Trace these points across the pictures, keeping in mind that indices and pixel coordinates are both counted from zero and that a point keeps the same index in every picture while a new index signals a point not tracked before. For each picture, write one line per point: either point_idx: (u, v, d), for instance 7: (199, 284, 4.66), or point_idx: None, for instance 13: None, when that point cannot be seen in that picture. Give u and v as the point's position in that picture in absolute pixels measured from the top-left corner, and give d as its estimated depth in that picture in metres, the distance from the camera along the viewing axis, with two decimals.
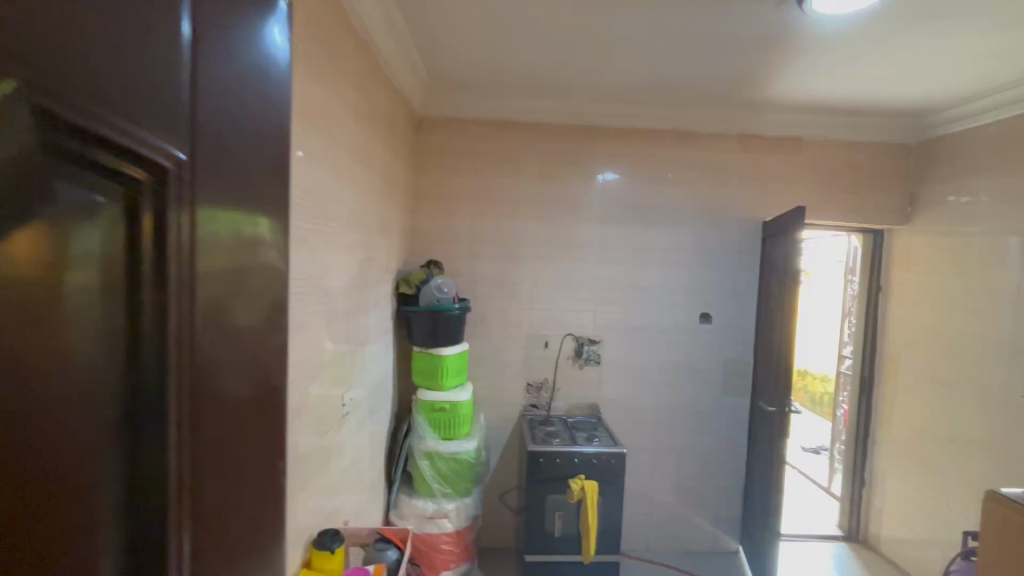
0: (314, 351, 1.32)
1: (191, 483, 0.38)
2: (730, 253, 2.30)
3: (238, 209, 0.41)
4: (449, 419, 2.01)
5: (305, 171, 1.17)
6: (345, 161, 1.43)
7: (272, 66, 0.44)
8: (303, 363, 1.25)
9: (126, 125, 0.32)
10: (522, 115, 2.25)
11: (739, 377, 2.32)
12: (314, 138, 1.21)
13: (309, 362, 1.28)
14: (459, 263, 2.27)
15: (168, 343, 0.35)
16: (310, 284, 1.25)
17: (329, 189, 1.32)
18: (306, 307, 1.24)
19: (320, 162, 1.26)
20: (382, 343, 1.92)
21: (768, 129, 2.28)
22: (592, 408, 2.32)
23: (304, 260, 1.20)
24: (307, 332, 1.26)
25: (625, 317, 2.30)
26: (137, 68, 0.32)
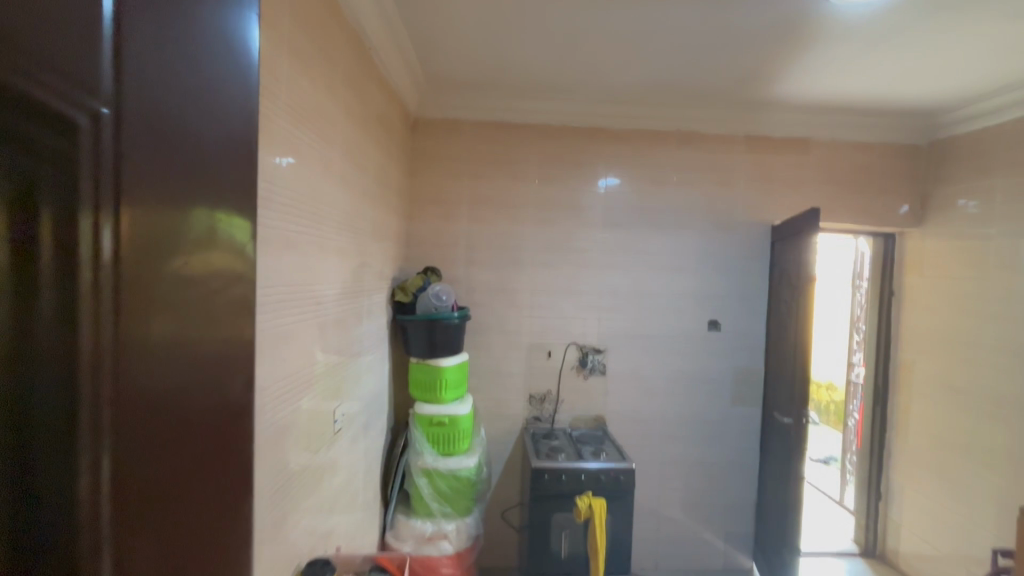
0: (305, 365, 1.23)
1: (105, 412, 0.49)
2: (738, 258, 2.22)
3: (183, 194, 0.52)
4: (448, 434, 1.90)
5: (294, 169, 1.08)
6: (337, 161, 1.35)
7: (230, 70, 0.56)
8: (294, 377, 1.16)
9: (49, 110, 0.47)
10: (522, 116, 2.18)
11: (749, 387, 2.24)
12: (304, 133, 1.13)
13: (299, 377, 1.19)
14: (458, 270, 2.18)
15: (88, 293, 0.48)
16: (300, 292, 1.15)
17: (320, 190, 1.24)
18: (296, 317, 1.15)
19: (311, 160, 1.18)
20: (378, 354, 1.83)
21: (775, 129, 2.22)
22: (598, 420, 2.22)
23: (292, 266, 1.11)
24: (298, 345, 1.16)
25: (630, 325, 2.22)
26: (62, 66, 0.47)
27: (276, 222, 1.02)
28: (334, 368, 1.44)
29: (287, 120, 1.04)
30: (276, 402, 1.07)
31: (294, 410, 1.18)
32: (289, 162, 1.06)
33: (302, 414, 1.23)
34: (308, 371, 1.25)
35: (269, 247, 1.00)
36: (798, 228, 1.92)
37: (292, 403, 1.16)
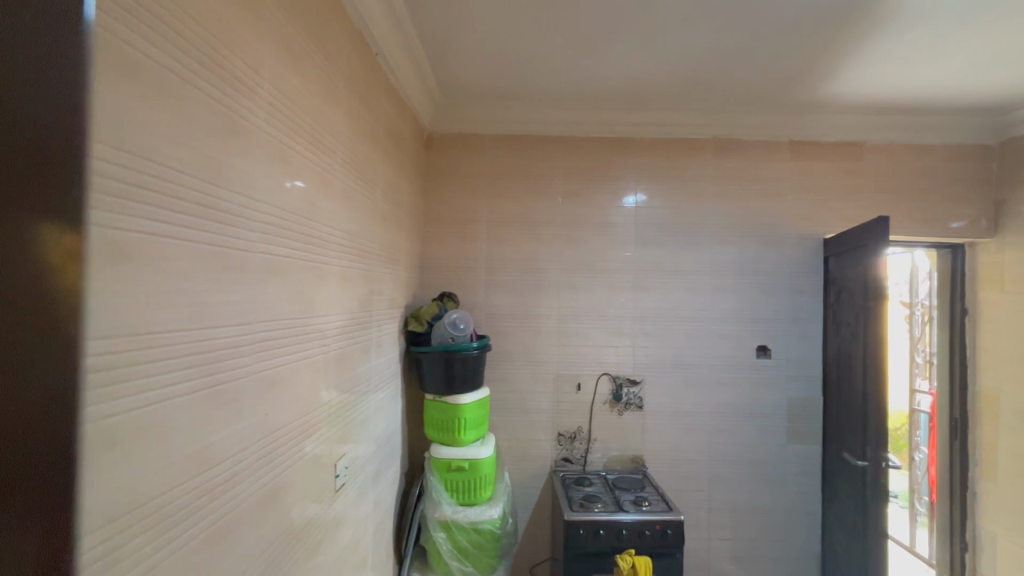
0: (306, 415, 1.04)
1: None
2: (787, 276, 1.99)
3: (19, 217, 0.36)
4: (468, 482, 1.69)
5: (289, 184, 0.92)
6: (342, 176, 1.19)
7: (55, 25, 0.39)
8: (292, 430, 0.97)
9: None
10: (543, 128, 2.02)
11: (807, 422, 1.98)
12: (302, 143, 0.97)
13: (298, 429, 1.00)
14: (477, 295, 2.00)
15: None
16: (296, 329, 0.97)
17: (322, 210, 1.07)
18: (293, 357, 0.96)
19: (311, 174, 1.01)
20: (389, 393, 1.64)
21: (823, 133, 2.01)
22: (636, 461, 1.98)
23: (287, 298, 0.93)
24: (295, 391, 0.98)
25: (668, 353, 1.99)
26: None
27: (265, 246, 0.84)
28: (339, 414, 1.25)
29: (279, 124, 0.88)
30: (269, 461, 0.88)
31: (293, 469, 0.98)
32: (283, 175, 0.90)
33: (303, 471, 1.04)
34: (310, 421, 1.06)
35: (257, 275, 0.82)
36: (864, 240, 1.68)
37: (291, 462, 0.97)
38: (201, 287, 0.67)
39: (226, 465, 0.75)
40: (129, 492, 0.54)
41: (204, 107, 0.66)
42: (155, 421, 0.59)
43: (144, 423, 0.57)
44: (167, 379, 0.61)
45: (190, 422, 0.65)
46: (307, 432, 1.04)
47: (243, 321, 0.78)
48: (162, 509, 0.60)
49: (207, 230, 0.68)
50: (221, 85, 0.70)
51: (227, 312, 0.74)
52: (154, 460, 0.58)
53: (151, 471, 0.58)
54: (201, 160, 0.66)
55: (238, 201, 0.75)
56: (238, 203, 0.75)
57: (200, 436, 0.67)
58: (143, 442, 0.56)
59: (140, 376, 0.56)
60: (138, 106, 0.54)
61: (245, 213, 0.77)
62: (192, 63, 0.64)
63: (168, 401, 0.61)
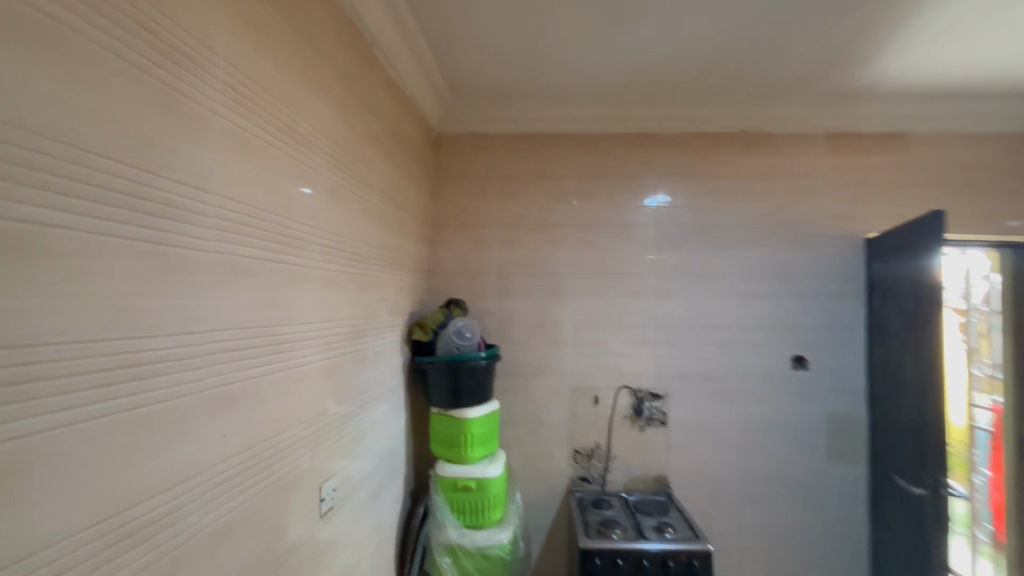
0: (280, 434, 0.94)
1: None
2: (825, 280, 1.82)
3: None
4: (476, 502, 1.57)
5: (249, 176, 0.84)
6: (326, 173, 1.10)
7: None
8: (259, 452, 0.87)
9: None
10: (556, 126, 1.91)
11: (850, 441, 1.79)
12: (266, 132, 0.88)
13: (268, 450, 0.90)
14: (488, 302, 1.89)
15: None
16: (260, 339, 0.88)
17: (295, 208, 0.99)
18: (256, 370, 0.87)
19: (280, 168, 0.93)
20: (390, 407, 1.54)
21: (863, 123, 1.84)
22: (659, 481, 1.83)
23: (247, 304, 0.84)
24: (261, 409, 0.88)
25: (694, 365, 1.84)
26: None
27: (214, 245, 0.76)
28: (329, 431, 1.15)
29: (238, 111, 0.81)
30: (230, 484, 0.80)
31: (263, 495, 0.89)
32: (239, 165, 0.81)
33: (280, 497, 0.94)
34: (286, 441, 0.96)
35: (201, 279, 0.73)
36: (915, 238, 1.50)
37: (258, 488, 0.87)
38: (114, 292, 0.58)
39: (160, 496, 0.65)
40: (23, 530, 0.48)
41: (117, 79, 0.58)
42: (67, 446, 0.52)
43: (47, 450, 0.50)
44: (79, 399, 0.54)
45: (98, 449, 0.56)
46: (281, 453, 0.95)
47: (181, 331, 0.69)
48: (74, 545, 0.53)
49: (136, 224, 0.61)
50: (145, 56, 0.62)
51: (158, 320, 0.65)
52: (62, 490, 0.51)
53: (58, 503, 0.51)
54: (113, 139, 0.58)
55: (169, 191, 0.67)
56: (170, 193, 0.67)
57: (115, 463, 0.58)
58: (45, 471, 0.50)
59: (40, 395, 0.49)
60: (29, 72, 0.48)
61: (182, 206, 0.69)
62: (109, 31, 0.57)
63: (82, 422, 0.54)
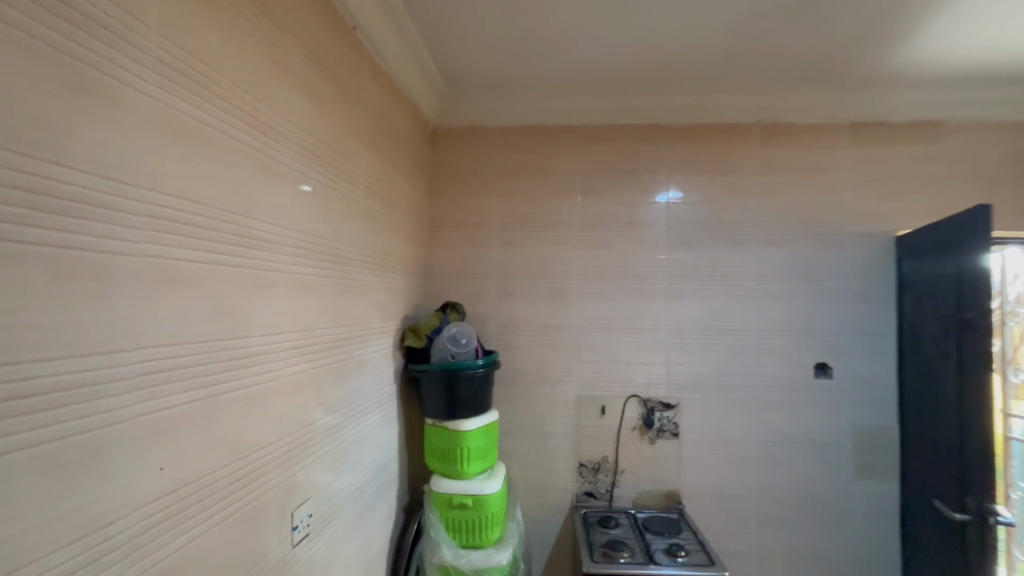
0: (244, 462, 0.82)
1: None
2: (851, 282, 1.68)
3: None
4: (472, 521, 1.47)
5: (194, 166, 0.72)
6: (296, 166, 0.99)
7: None
8: (216, 484, 0.75)
9: None
10: (560, 118, 1.80)
11: (879, 456, 1.65)
12: (214, 117, 0.76)
13: (229, 481, 0.78)
14: (487, 306, 1.78)
15: None
16: (215, 354, 0.76)
17: (256, 202, 0.86)
18: (209, 391, 0.75)
19: (235, 157, 0.81)
20: (382, 418, 1.42)
21: (893, 111, 1.69)
22: (670, 497, 1.71)
23: (195, 316, 0.72)
24: (219, 434, 0.76)
25: (708, 373, 1.72)
26: None
27: (149, 247, 0.64)
28: (310, 451, 1.04)
29: (187, 93, 0.70)
30: (185, 520, 0.69)
31: (223, 533, 0.77)
32: (183, 153, 0.69)
33: (246, 531, 0.82)
34: (253, 468, 0.84)
35: (131, 289, 0.61)
36: (960, 237, 1.36)
37: (217, 526, 0.75)
38: (6, 307, 0.47)
39: (73, 558, 0.53)
40: None
41: None
42: None
43: None
44: None
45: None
46: (247, 483, 0.83)
47: (103, 351, 0.57)
48: None
49: (46, 223, 0.50)
50: (38, 14, 0.50)
51: (72, 338, 0.53)
52: None
53: None
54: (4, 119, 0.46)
55: (78, 183, 0.54)
56: (84, 186, 0.55)
57: (9, 520, 0.47)
58: None
59: None
60: None
61: (101, 201, 0.57)
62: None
63: None
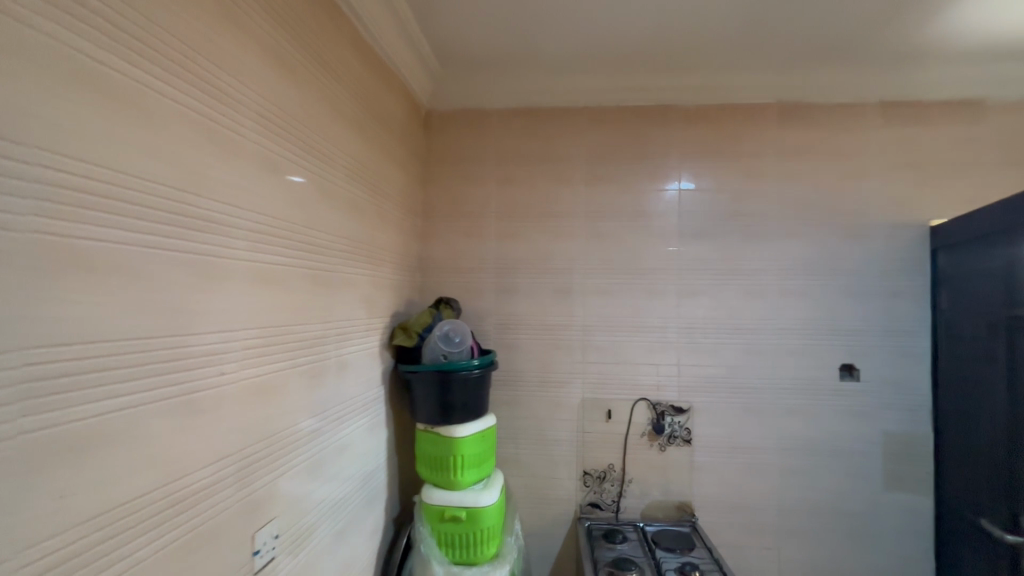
0: (185, 483, 0.69)
1: None
2: (880, 276, 1.54)
3: None
4: (466, 536, 1.35)
5: (112, 129, 0.58)
6: (259, 143, 0.85)
7: None
8: (143, 513, 0.62)
9: None
10: (562, 100, 1.67)
11: (911, 467, 1.51)
12: (141, 71, 0.62)
13: (163, 506, 0.65)
14: (485, 302, 1.66)
15: None
16: (141, 357, 0.62)
17: (205, 179, 0.73)
18: (133, 401, 0.61)
19: (172, 122, 0.67)
20: (368, 423, 1.30)
21: (927, 90, 1.55)
22: (682, 509, 1.58)
23: (112, 311, 0.58)
24: (148, 451, 0.63)
25: (723, 375, 1.59)
26: None
27: (44, 226, 0.51)
28: (275, 464, 0.91)
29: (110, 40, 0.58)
30: (101, 559, 0.57)
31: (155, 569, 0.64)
32: (91, 111, 0.56)
33: (189, 564, 0.69)
34: (197, 489, 0.71)
35: (15, 279, 0.48)
36: (1014, 224, 1.19)
37: (145, 562, 0.62)
38: None
39: None
40: None
41: None
42: None
43: None
44: None
45: None
46: (190, 507, 0.70)
47: None
48: None
49: None
50: None
51: None
52: None
53: None
54: None
55: None
56: None
57: None
58: None
59: None
60: None
61: None
62: None
63: None
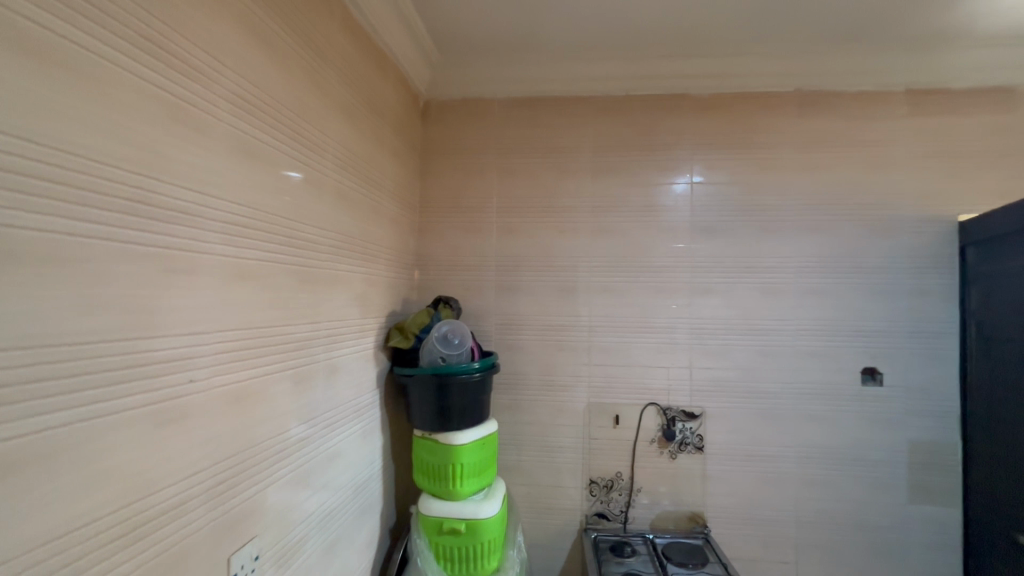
0: (149, 506, 0.60)
1: None
2: (904, 275, 1.45)
3: None
4: (466, 549, 1.28)
5: (54, 102, 0.49)
6: (239, 127, 0.76)
7: None
8: (97, 546, 0.53)
9: None
10: (568, 89, 1.58)
11: (939, 477, 1.43)
12: (93, 33, 0.53)
13: (121, 532, 0.56)
14: (485, 301, 1.58)
15: None
16: (94, 361, 0.54)
17: (175, 162, 0.64)
18: (84, 413, 0.52)
19: (133, 96, 0.58)
20: (361, 430, 1.22)
21: (955, 76, 1.46)
22: (694, 519, 1.50)
23: (58, 309, 0.49)
24: (103, 472, 0.54)
25: (737, 379, 1.50)
26: None
27: None
28: (258, 479, 0.82)
29: None
30: None
31: None
32: (25, 80, 0.46)
33: None
34: (164, 513, 0.62)
35: None
36: None
37: None
38: None
39: None
40: None
41: None
42: None
43: None
44: None
45: None
46: (155, 533, 0.61)
47: None
48: None
49: None
50: None
51: None
52: None
53: None
54: None
55: None
56: None
57: None
58: None
59: None
60: None
61: None
62: None
63: None
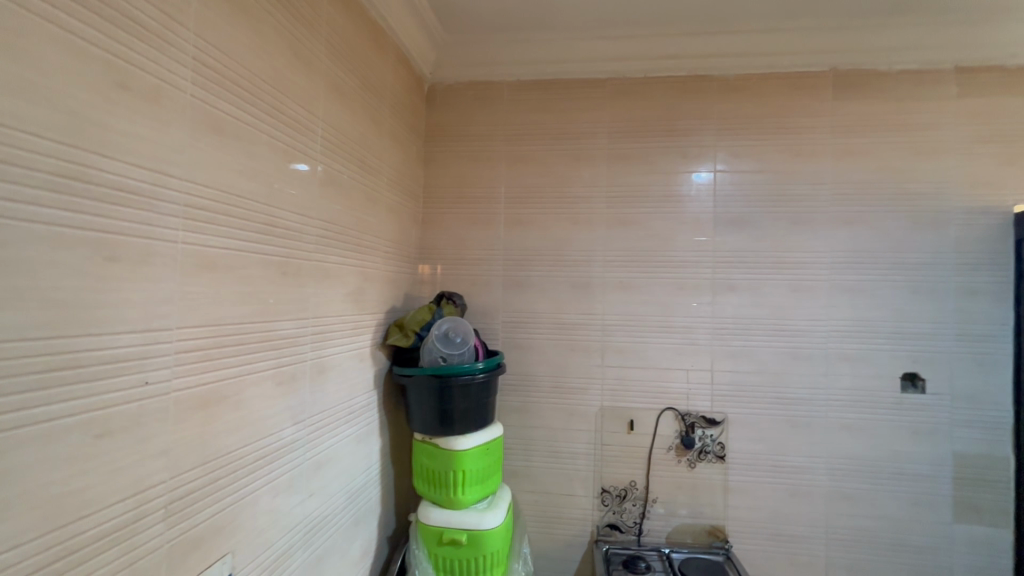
0: (86, 528, 0.52)
1: None
2: (952, 273, 1.32)
3: None
4: (468, 562, 1.20)
5: None
6: (203, 99, 0.68)
7: None
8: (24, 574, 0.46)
9: None
10: (582, 70, 1.48)
11: (987, 496, 1.30)
12: None
13: (57, 555, 0.49)
14: (493, 297, 1.50)
15: None
16: (14, 364, 0.46)
17: (123, 137, 0.56)
18: None
19: (65, 55, 0.49)
20: (356, 434, 1.14)
21: (1013, 51, 1.31)
22: (713, 534, 1.40)
23: None
24: (21, 492, 0.46)
25: (763, 383, 1.39)
26: None
27: None
28: (236, 488, 0.75)
29: None
30: None
31: None
32: None
33: None
34: (106, 536, 0.54)
35: None
36: None
37: None
38: None
39: None
40: None
41: None
42: None
43: None
44: None
45: None
46: (94, 558, 0.53)
47: None
48: None
49: None
50: None
51: None
52: None
53: None
54: None
55: None
56: None
57: None
58: None
59: None
60: None
61: None
62: None
63: None
